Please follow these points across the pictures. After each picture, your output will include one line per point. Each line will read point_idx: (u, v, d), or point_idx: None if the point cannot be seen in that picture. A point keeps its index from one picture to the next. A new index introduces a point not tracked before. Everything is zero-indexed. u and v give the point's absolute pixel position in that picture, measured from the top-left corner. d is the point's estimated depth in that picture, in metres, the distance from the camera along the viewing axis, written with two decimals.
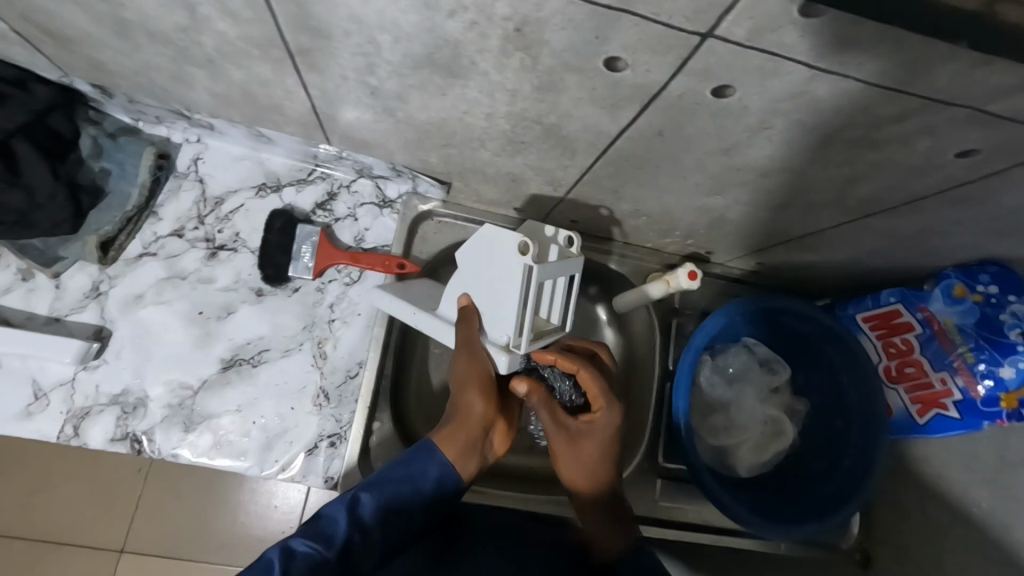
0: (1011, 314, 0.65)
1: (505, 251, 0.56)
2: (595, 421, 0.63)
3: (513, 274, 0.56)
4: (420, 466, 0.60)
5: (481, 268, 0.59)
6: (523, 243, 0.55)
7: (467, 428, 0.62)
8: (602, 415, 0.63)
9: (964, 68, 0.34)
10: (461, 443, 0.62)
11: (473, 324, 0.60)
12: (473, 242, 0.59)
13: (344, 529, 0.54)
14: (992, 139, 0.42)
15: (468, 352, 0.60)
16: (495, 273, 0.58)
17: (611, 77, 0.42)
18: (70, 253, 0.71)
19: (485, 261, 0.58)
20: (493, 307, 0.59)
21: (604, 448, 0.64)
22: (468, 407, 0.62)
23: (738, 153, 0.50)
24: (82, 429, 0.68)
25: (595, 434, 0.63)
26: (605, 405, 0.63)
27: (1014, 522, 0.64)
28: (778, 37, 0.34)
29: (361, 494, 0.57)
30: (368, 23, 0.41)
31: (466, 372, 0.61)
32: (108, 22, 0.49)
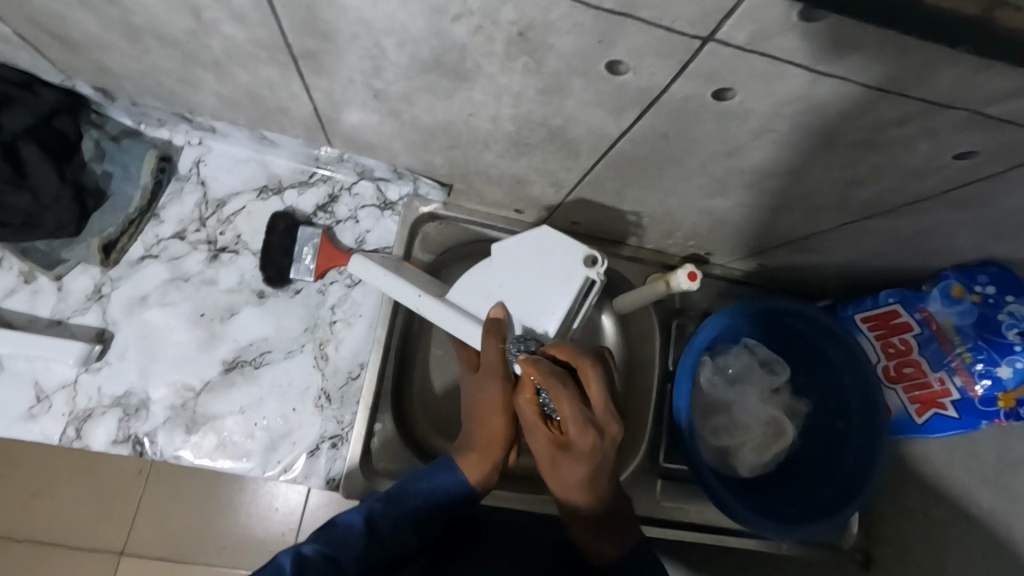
0: (1009, 314, 0.65)
1: (562, 259, 0.61)
2: (571, 441, 0.58)
3: (568, 279, 0.61)
4: (439, 478, 0.60)
5: (527, 267, 0.63)
6: (591, 256, 0.60)
7: (491, 445, 0.63)
8: (573, 436, 0.57)
9: (963, 72, 0.35)
10: (486, 466, 0.62)
11: (503, 338, 0.62)
12: (525, 241, 0.63)
13: (359, 535, 0.55)
14: (991, 141, 0.42)
15: (499, 366, 0.61)
16: (545, 274, 0.62)
17: (615, 80, 0.42)
18: (73, 256, 0.71)
19: (535, 261, 0.63)
20: (531, 309, 0.63)
21: (589, 473, 0.58)
22: (491, 430, 0.63)
23: (741, 155, 0.51)
24: (84, 432, 0.68)
25: (575, 454, 0.58)
26: (575, 429, 0.56)
27: (1014, 519, 0.65)
28: (781, 41, 0.34)
29: (375, 506, 0.57)
30: (375, 27, 0.41)
31: (490, 397, 0.63)
32: (115, 26, 0.49)
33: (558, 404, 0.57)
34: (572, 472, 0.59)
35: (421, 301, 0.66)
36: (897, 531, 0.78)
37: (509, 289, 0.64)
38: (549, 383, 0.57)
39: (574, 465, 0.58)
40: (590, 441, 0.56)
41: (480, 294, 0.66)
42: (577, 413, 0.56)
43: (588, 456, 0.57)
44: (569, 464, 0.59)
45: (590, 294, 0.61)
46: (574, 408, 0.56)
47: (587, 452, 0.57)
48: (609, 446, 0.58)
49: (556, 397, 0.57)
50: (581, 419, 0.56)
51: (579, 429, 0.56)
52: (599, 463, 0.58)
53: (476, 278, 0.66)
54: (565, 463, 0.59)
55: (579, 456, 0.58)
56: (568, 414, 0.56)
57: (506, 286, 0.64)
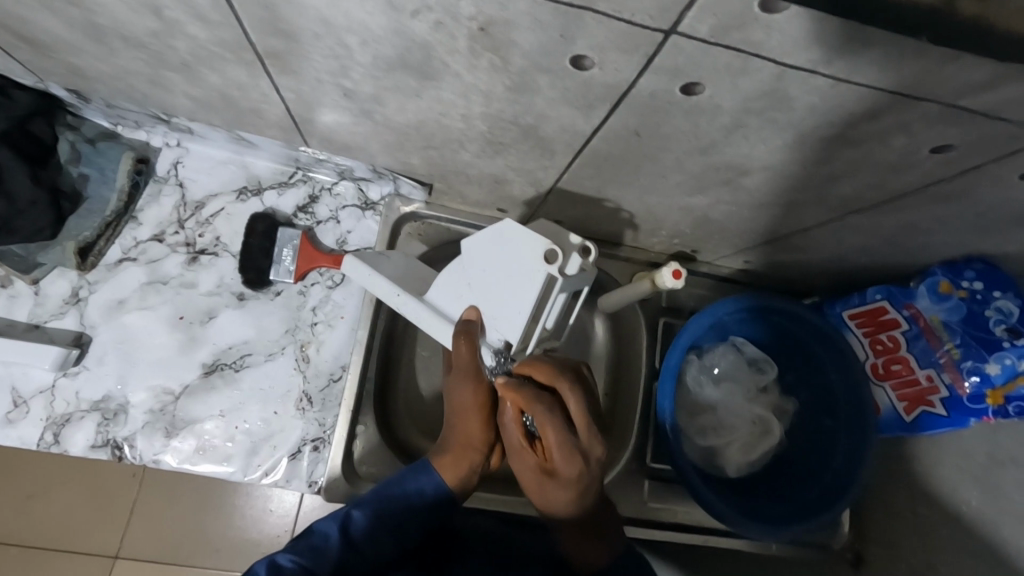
0: (996, 310, 0.65)
1: (523, 255, 0.53)
2: (556, 468, 0.58)
3: (528, 279, 0.53)
4: (415, 482, 0.60)
5: (490, 262, 0.55)
6: (551, 250, 0.51)
7: (466, 446, 0.62)
8: (557, 463, 0.58)
9: (931, 64, 0.34)
10: (462, 467, 0.62)
11: (475, 338, 0.58)
12: (488, 233, 0.55)
13: (334, 544, 0.54)
14: (967, 135, 0.41)
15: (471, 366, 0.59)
16: (507, 273, 0.54)
17: (582, 77, 0.41)
18: (49, 260, 0.70)
19: (497, 258, 0.55)
20: (496, 309, 0.56)
21: (574, 496, 0.59)
22: (467, 432, 0.63)
23: (717, 151, 0.50)
24: (62, 437, 0.68)
25: (560, 479, 0.58)
26: (560, 455, 0.57)
27: (1002, 521, 0.64)
28: (745, 34, 0.33)
29: (354, 511, 0.57)
30: (335, 25, 0.40)
31: (466, 400, 0.62)
32: (79, 27, 0.49)
33: (544, 431, 0.57)
34: (558, 497, 0.59)
35: (401, 300, 0.63)
36: (887, 530, 0.77)
37: (477, 286, 0.57)
38: (532, 410, 0.57)
39: (560, 490, 0.59)
40: (577, 466, 0.57)
41: (451, 294, 0.60)
42: (562, 439, 0.56)
43: (572, 481, 0.58)
44: (556, 489, 0.59)
45: (556, 295, 0.53)
46: (558, 434, 0.56)
47: (572, 477, 0.58)
48: (593, 470, 0.58)
49: (541, 424, 0.57)
50: (566, 444, 0.57)
51: (563, 455, 0.57)
52: (584, 488, 0.59)
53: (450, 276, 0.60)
54: (552, 488, 0.59)
55: (564, 481, 0.58)
56: (551, 440, 0.57)
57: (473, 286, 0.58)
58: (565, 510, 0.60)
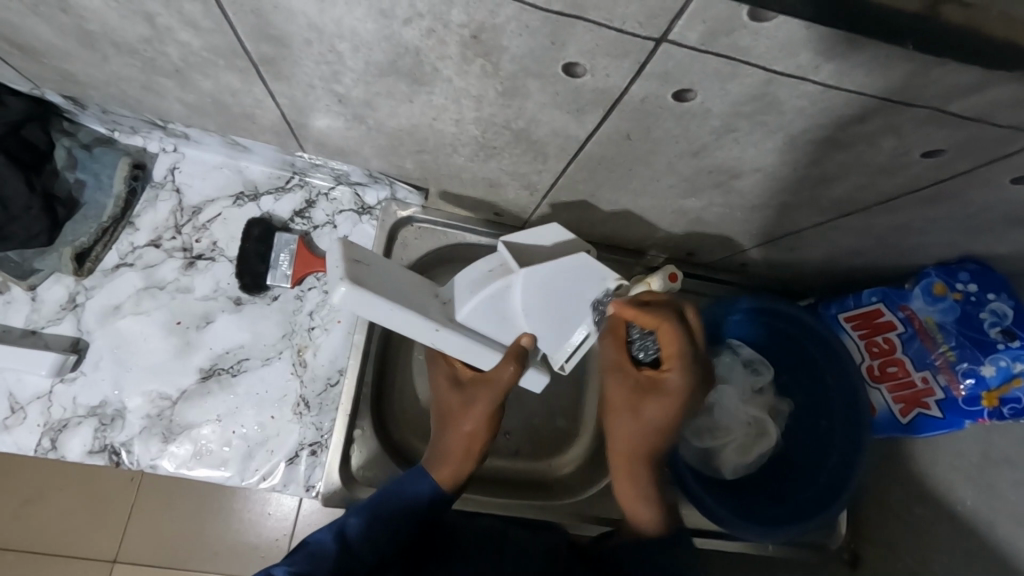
0: (990, 312, 0.66)
1: (590, 287, 0.57)
2: (661, 383, 0.59)
3: (587, 304, 0.59)
4: (411, 483, 0.60)
5: (551, 289, 0.56)
6: (621, 284, 0.57)
7: (468, 455, 0.64)
8: (671, 378, 0.59)
9: (918, 68, 0.34)
10: (456, 472, 0.63)
11: (524, 363, 0.60)
12: (551, 268, 0.55)
13: (330, 549, 0.54)
14: (956, 137, 0.42)
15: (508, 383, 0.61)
16: (569, 302, 0.58)
17: (572, 82, 0.42)
18: (46, 265, 0.70)
19: (558, 286, 0.57)
20: (554, 332, 0.61)
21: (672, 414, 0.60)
22: (467, 443, 0.64)
23: (708, 155, 0.50)
24: (59, 442, 0.68)
25: (666, 396, 0.59)
26: (676, 371, 0.58)
27: (998, 520, 0.64)
28: (732, 40, 0.34)
29: (349, 519, 0.57)
30: (327, 32, 0.41)
31: (473, 413, 0.63)
32: (74, 34, 0.49)
33: (668, 347, 0.57)
34: (650, 418, 0.61)
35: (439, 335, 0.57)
36: (881, 529, 0.77)
37: (532, 314, 0.58)
38: (661, 328, 0.55)
39: (659, 407, 0.60)
40: (672, 384, 0.59)
41: (493, 318, 0.59)
42: (685, 357, 0.57)
43: (677, 399, 0.59)
44: (655, 409, 0.60)
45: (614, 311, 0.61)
46: (680, 352, 0.57)
47: (682, 393, 0.59)
48: (682, 394, 0.59)
49: (670, 339, 0.56)
50: (689, 363, 0.57)
51: (685, 369, 0.58)
52: (680, 407, 0.60)
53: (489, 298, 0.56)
54: (658, 411, 0.60)
55: (667, 398, 0.59)
56: (675, 353, 0.57)
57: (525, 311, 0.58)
58: (649, 428, 0.62)
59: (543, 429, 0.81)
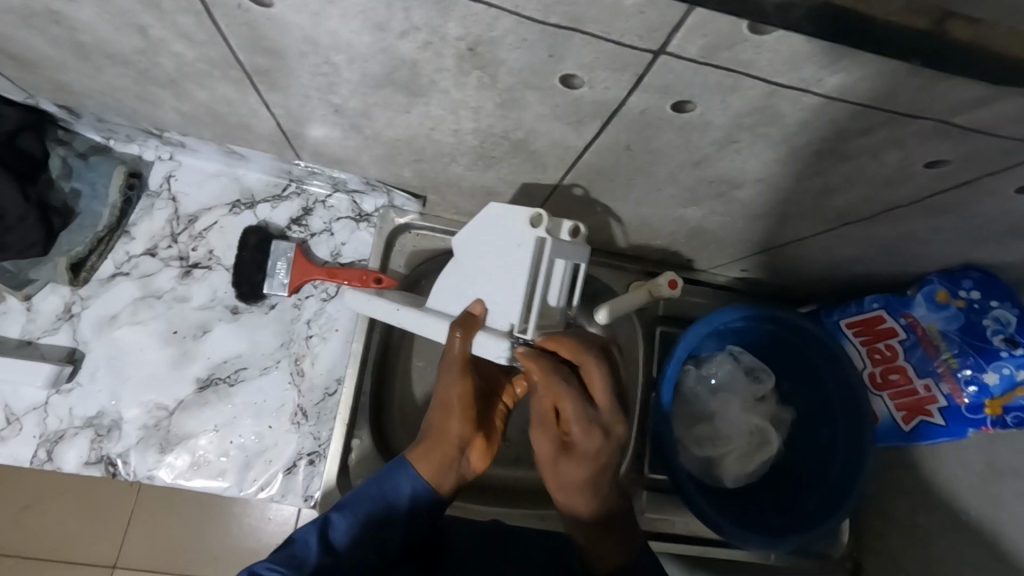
0: (994, 319, 0.65)
1: (511, 232, 0.52)
2: (574, 442, 0.58)
3: (517, 250, 0.51)
4: (392, 482, 0.60)
5: (481, 249, 0.55)
6: (536, 214, 0.50)
7: (444, 441, 0.61)
8: (575, 436, 0.57)
9: (923, 82, 0.33)
10: (436, 463, 0.60)
11: (470, 331, 0.55)
12: (472, 227, 0.55)
13: (315, 551, 0.54)
14: (961, 149, 0.41)
15: (463, 359, 0.57)
16: (500, 255, 0.53)
17: (571, 94, 0.41)
18: (41, 275, 0.70)
19: (489, 244, 0.54)
20: (495, 293, 0.54)
21: (589, 475, 0.58)
22: (444, 429, 0.61)
23: (709, 165, 0.49)
24: (55, 454, 0.67)
25: (576, 454, 0.58)
26: (578, 431, 0.56)
27: (1002, 530, 0.64)
28: (733, 54, 0.33)
29: (333, 516, 0.58)
30: (322, 44, 0.40)
31: (447, 396, 0.60)
32: (67, 45, 0.48)
33: (561, 404, 0.56)
34: (571, 474, 0.59)
35: (399, 313, 0.61)
36: (882, 537, 0.77)
37: (472, 281, 0.56)
38: (548, 382, 0.54)
39: (576, 466, 0.58)
40: (596, 442, 0.57)
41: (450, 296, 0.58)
42: (579, 415, 0.56)
43: (590, 458, 0.57)
44: (570, 468, 0.58)
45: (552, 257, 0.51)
46: (576, 410, 0.56)
47: (590, 453, 0.57)
48: (611, 449, 0.58)
49: (556, 396, 0.56)
50: (583, 421, 0.56)
51: (582, 429, 0.56)
52: (601, 465, 0.58)
53: (445, 282, 0.59)
54: (567, 468, 0.59)
55: (582, 457, 0.58)
56: (570, 414, 0.56)
57: (468, 281, 0.56)
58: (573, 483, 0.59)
59: None
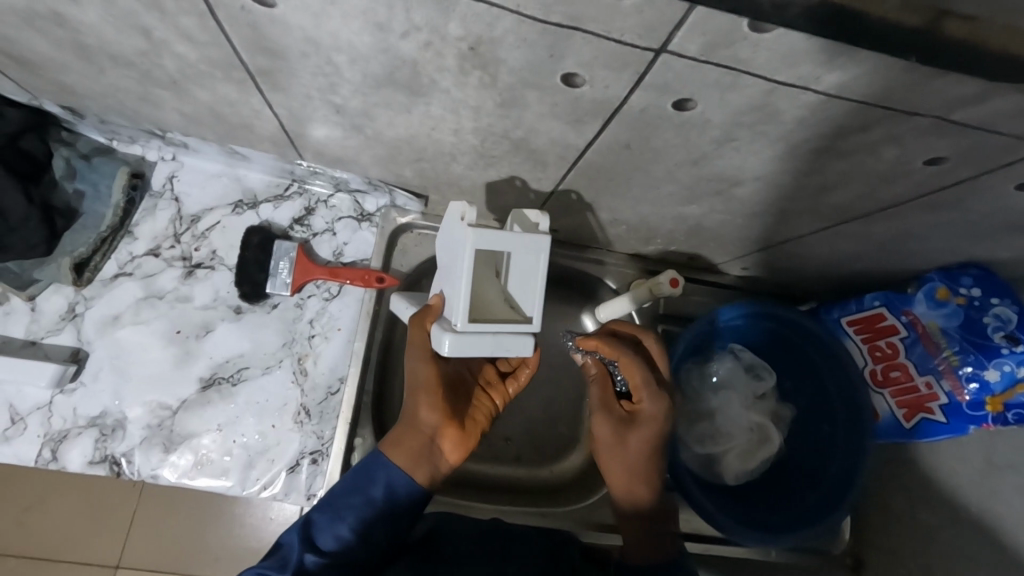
0: (994, 317, 0.65)
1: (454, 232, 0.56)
2: (642, 410, 0.65)
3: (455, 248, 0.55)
4: (369, 474, 0.60)
5: (445, 254, 0.59)
6: (465, 209, 0.54)
7: (414, 429, 0.62)
8: (644, 403, 0.64)
9: (921, 79, 0.34)
10: (409, 450, 0.61)
11: (423, 321, 0.59)
12: (441, 233, 0.60)
13: (296, 553, 0.55)
14: (959, 146, 0.41)
15: (422, 347, 0.60)
16: (450, 258, 0.56)
17: (571, 93, 0.41)
18: (45, 276, 0.70)
19: (446, 257, 0.58)
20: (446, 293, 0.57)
21: (651, 439, 0.65)
22: (415, 414, 0.62)
23: (709, 163, 0.50)
24: (60, 453, 0.68)
25: (644, 420, 0.65)
26: (647, 396, 0.64)
27: (1001, 526, 0.64)
28: (732, 52, 0.33)
29: (314, 516, 0.58)
30: (323, 45, 0.40)
31: (416, 383, 0.62)
32: (70, 47, 0.49)
33: (628, 373, 0.64)
34: (637, 443, 0.65)
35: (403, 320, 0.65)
36: (883, 533, 0.77)
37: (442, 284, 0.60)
38: (617, 355, 0.64)
39: (640, 434, 0.65)
40: (659, 406, 0.64)
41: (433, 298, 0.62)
42: (648, 380, 0.64)
43: (654, 423, 0.65)
44: (634, 438, 0.65)
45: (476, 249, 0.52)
46: (644, 376, 0.63)
47: (656, 417, 0.64)
48: (669, 415, 0.65)
49: (625, 365, 0.64)
50: (651, 385, 0.64)
51: (650, 395, 0.64)
52: (661, 430, 0.65)
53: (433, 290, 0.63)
54: (632, 437, 0.65)
55: (645, 423, 0.65)
56: (639, 382, 0.64)
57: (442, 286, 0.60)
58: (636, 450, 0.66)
59: (546, 436, 0.82)
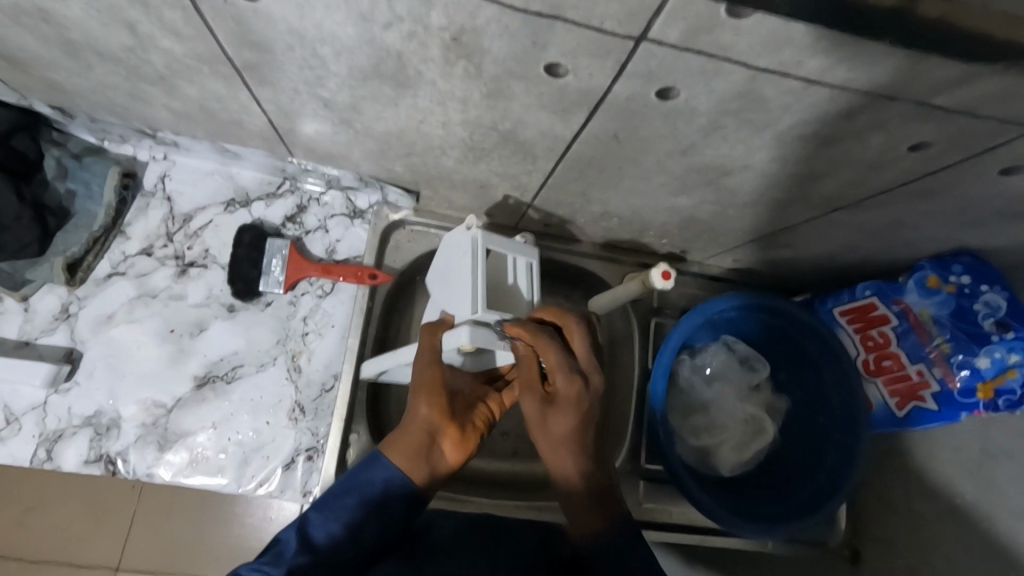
0: (984, 304, 0.65)
1: (454, 242, 0.63)
2: (558, 393, 0.59)
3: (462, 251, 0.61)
4: (364, 473, 0.60)
5: (441, 270, 0.65)
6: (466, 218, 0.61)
7: (415, 429, 0.61)
8: (559, 385, 0.59)
9: (902, 63, 0.34)
10: (409, 449, 0.60)
11: (435, 329, 0.62)
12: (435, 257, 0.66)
13: (293, 550, 0.53)
14: (944, 131, 0.41)
15: (432, 354, 0.62)
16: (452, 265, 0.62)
17: (556, 83, 0.41)
18: (37, 277, 0.70)
19: (444, 271, 0.64)
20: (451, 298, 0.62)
21: (576, 424, 0.58)
22: (414, 412, 0.62)
23: (697, 153, 0.50)
24: (55, 452, 0.68)
25: (561, 404, 0.58)
26: (562, 377, 0.58)
27: (996, 513, 0.64)
28: (713, 38, 0.34)
29: (310, 515, 0.57)
30: (308, 37, 0.41)
31: (419, 383, 0.62)
32: (57, 43, 0.49)
33: (545, 355, 0.59)
34: (560, 427, 0.59)
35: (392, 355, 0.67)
36: (881, 525, 0.77)
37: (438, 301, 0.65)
38: (535, 338, 0.59)
39: (562, 418, 0.58)
40: (578, 387, 0.58)
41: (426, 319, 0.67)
42: (563, 362, 0.58)
43: (574, 404, 0.58)
44: (557, 419, 0.58)
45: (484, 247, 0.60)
46: (559, 357, 0.58)
47: (574, 399, 0.58)
48: (595, 394, 0.60)
49: (544, 349, 0.59)
50: (566, 366, 0.58)
51: (565, 376, 0.58)
52: (584, 413, 0.59)
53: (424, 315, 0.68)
54: (553, 419, 0.59)
55: (564, 408, 0.58)
56: (553, 362, 0.58)
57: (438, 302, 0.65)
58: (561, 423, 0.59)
59: None
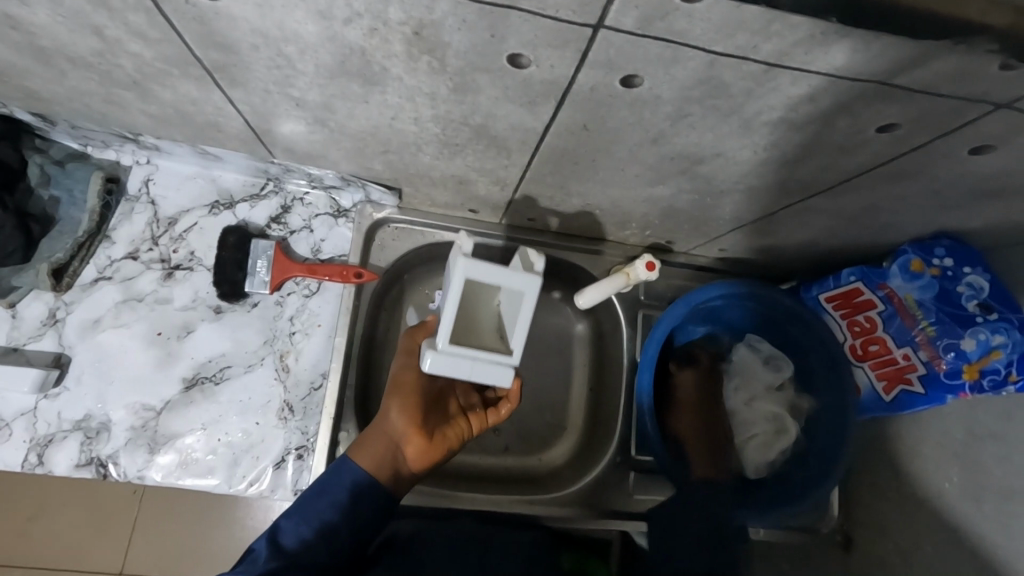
0: (967, 285, 0.66)
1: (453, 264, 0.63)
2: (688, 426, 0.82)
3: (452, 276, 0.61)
4: (335, 477, 0.61)
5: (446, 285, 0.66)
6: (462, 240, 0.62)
7: (384, 432, 0.64)
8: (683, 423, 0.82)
9: (857, 43, 0.34)
10: (374, 449, 0.63)
11: (419, 333, 0.68)
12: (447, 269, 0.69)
13: (264, 557, 0.56)
14: (909, 111, 0.42)
15: (408, 357, 0.68)
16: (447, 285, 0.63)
17: (520, 74, 0.42)
18: (23, 282, 0.70)
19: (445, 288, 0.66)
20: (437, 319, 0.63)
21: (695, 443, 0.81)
22: (385, 414, 0.65)
23: (668, 142, 0.50)
24: (46, 457, 0.68)
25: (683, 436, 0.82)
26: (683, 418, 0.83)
27: (983, 496, 0.64)
28: (667, 24, 0.34)
29: (282, 522, 0.59)
30: (272, 36, 0.41)
31: (396, 386, 0.66)
32: (29, 50, 0.49)
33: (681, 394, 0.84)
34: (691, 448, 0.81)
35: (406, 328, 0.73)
36: (874, 511, 0.76)
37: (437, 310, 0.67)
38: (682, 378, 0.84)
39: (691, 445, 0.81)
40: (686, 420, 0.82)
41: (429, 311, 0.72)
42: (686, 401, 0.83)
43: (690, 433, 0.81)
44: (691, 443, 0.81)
45: (463, 278, 0.59)
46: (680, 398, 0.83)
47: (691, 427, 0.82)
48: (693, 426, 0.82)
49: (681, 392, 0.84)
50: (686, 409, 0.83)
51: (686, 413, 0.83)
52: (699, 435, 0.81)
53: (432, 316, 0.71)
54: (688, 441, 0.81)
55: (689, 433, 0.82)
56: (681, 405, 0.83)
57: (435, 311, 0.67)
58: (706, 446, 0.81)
59: (534, 427, 0.84)
